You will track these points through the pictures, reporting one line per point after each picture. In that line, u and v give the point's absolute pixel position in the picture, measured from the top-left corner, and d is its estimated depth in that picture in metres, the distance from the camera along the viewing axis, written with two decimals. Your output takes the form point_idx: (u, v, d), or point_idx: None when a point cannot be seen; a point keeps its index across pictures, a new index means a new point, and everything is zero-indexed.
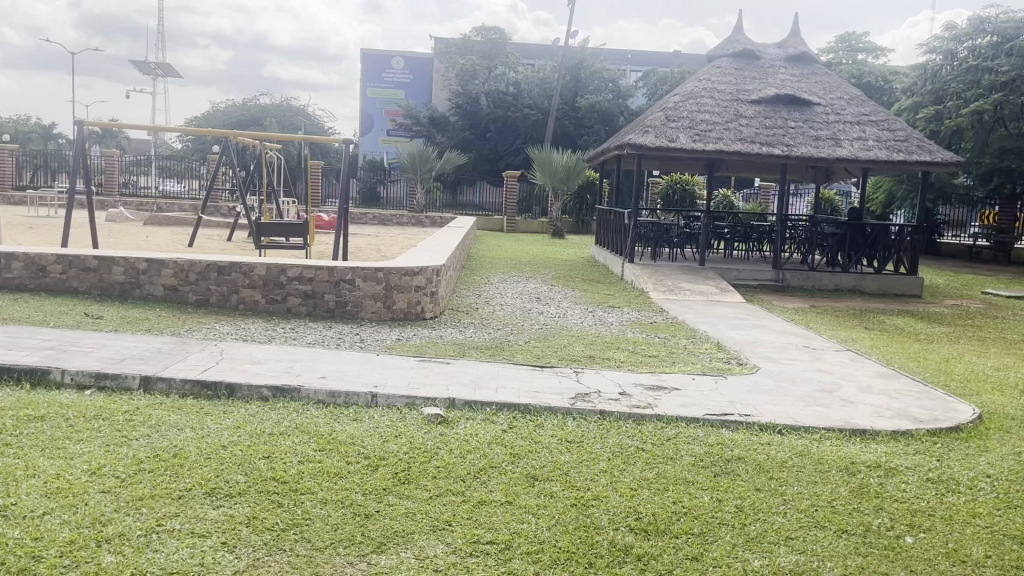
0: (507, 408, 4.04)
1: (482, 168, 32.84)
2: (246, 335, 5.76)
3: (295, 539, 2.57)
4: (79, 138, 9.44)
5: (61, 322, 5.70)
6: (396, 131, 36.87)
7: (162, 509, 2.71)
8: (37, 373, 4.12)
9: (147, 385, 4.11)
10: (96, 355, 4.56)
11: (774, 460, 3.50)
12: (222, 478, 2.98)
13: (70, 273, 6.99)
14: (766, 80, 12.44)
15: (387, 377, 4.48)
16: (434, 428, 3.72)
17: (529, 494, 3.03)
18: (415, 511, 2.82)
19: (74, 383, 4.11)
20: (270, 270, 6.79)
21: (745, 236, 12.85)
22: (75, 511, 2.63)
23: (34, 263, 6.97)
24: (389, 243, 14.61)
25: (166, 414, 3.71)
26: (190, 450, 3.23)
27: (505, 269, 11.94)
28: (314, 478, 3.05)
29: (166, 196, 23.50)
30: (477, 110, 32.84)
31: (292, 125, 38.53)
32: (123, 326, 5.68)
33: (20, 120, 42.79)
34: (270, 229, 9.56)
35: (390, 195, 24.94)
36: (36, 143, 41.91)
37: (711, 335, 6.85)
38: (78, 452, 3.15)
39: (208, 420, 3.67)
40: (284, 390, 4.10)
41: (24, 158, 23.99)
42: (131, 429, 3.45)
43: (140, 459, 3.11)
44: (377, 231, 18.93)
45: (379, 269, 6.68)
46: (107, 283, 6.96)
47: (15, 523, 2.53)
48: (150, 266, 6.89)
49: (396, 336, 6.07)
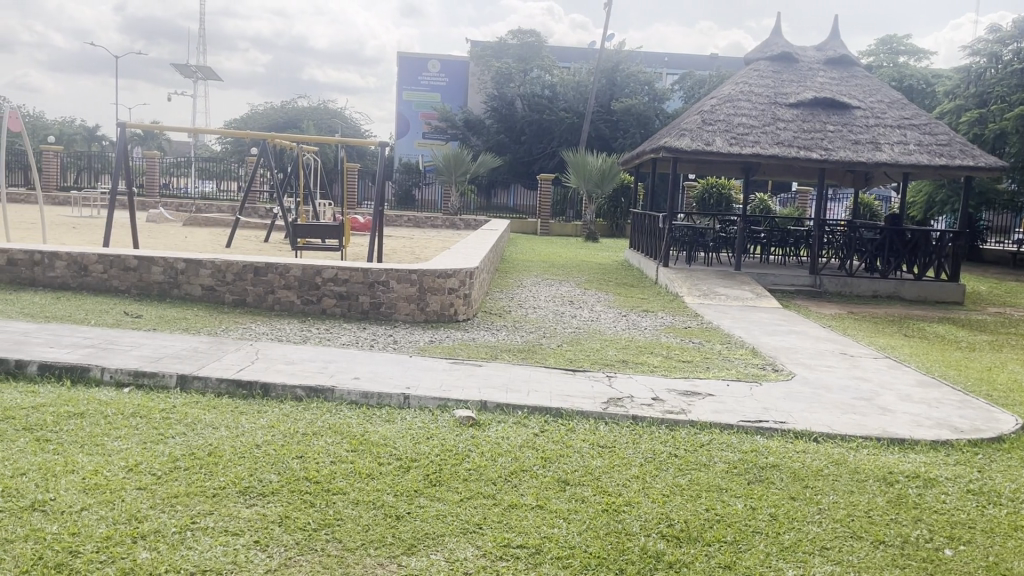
0: (538, 412, 4.04)
1: (516, 171, 32.88)
2: (281, 336, 5.82)
3: (326, 539, 2.59)
4: (121, 140, 9.62)
5: (101, 320, 5.80)
6: (431, 134, 37.07)
7: (195, 507, 2.74)
8: (77, 370, 4.20)
9: (183, 383, 4.17)
10: (135, 353, 4.64)
11: (809, 468, 3.45)
12: (255, 477, 3.00)
13: (110, 272, 7.12)
14: (804, 83, 12.29)
15: (420, 379, 4.50)
16: (466, 430, 3.72)
17: (560, 498, 3.02)
18: (446, 514, 2.82)
19: (113, 381, 4.18)
20: (305, 271, 6.84)
21: (782, 240, 12.72)
22: (112, 508, 2.68)
23: (76, 262, 7.11)
24: (423, 245, 14.66)
25: (202, 412, 3.76)
26: (225, 449, 3.27)
27: (539, 272, 11.93)
28: (346, 478, 3.06)
29: (205, 198, 23.86)
30: (512, 113, 32.90)
31: (329, 127, 38.92)
32: (161, 326, 5.77)
33: (67, 122, 43.86)
34: (306, 230, 9.65)
35: (425, 198, 25.07)
36: (80, 144, 42.83)
37: (746, 341, 6.77)
38: (116, 449, 3.21)
39: (242, 418, 3.72)
40: (318, 391, 4.13)
41: (68, 159, 24.52)
42: (167, 427, 3.50)
43: (176, 457, 3.15)
44: (412, 233, 19.01)
45: (412, 271, 6.72)
46: (146, 282, 7.08)
47: (53, 518, 2.58)
48: (189, 266, 7.00)
49: (428, 338, 6.08)
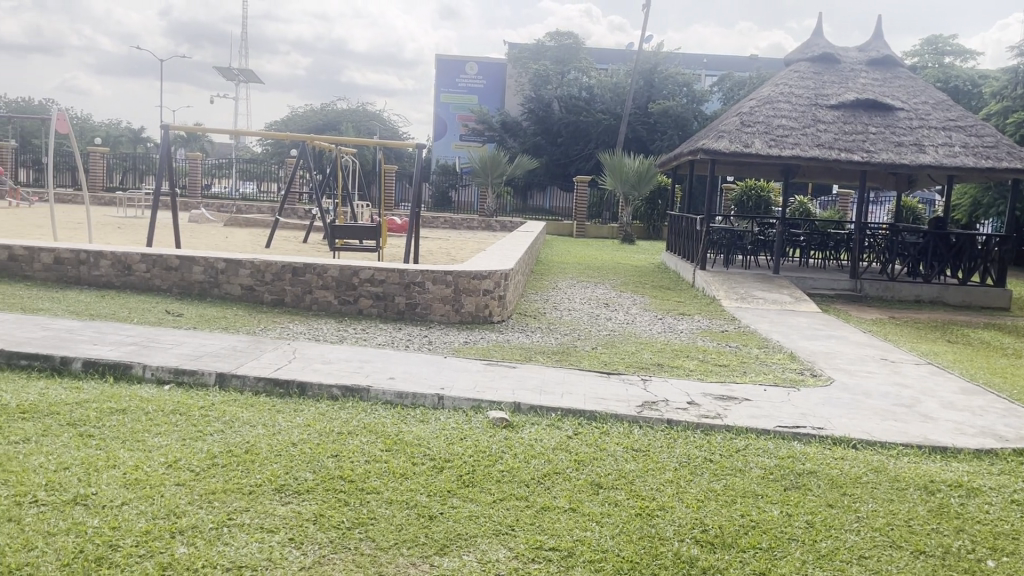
0: (572, 414, 4.03)
1: (553, 173, 32.87)
2: (318, 335, 5.88)
3: (359, 538, 2.61)
4: (165, 142, 9.82)
5: (143, 319, 5.91)
6: (469, 136, 37.21)
7: (232, 503, 2.78)
8: (120, 368, 4.28)
9: (222, 381, 4.23)
10: (176, 351, 4.72)
11: (847, 475, 3.40)
12: (291, 475, 3.04)
13: (153, 272, 7.25)
14: (846, 84, 12.10)
15: (454, 379, 4.52)
16: (499, 432, 3.72)
17: (593, 501, 3.01)
18: (479, 515, 2.82)
19: (154, 378, 4.26)
20: (342, 272, 6.90)
21: (822, 243, 12.52)
22: (152, 503, 2.73)
23: (121, 262, 7.26)
24: (459, 247, 14.71)
25: (240, 410, 3.82)
26: (261, 447, 3.31)
27: (575, 274, 11.90)
28: (380, 478, 3.08)
29: (245, 200, 24.21)
30: (548, 115, 32.89)
31: (368, 129, 39.29)
32: (201, 325, 5.86)
33: (113, 125, 44.84)
34: (344, 231, 9.75)
35: (462, 200, 25.18)
36: (126, 146, 43.75)
37: (784, 346, 6.69)
38: (157, 445, 3.26)
39: (279, 416, 3.76)
40: (354, 390, 4.16)
41: (114, 161, 25.06)
42: (206, 424, 3.56)
43: (214, 454, 3.20)
44: (449, 234, 19.10)
45: (448, 273, 6.75)
46: (187, 281, 7.20)
47: (94, 512, 2.63)
48: (229, 265, 7.10)
49: (463, 339, 6.10)
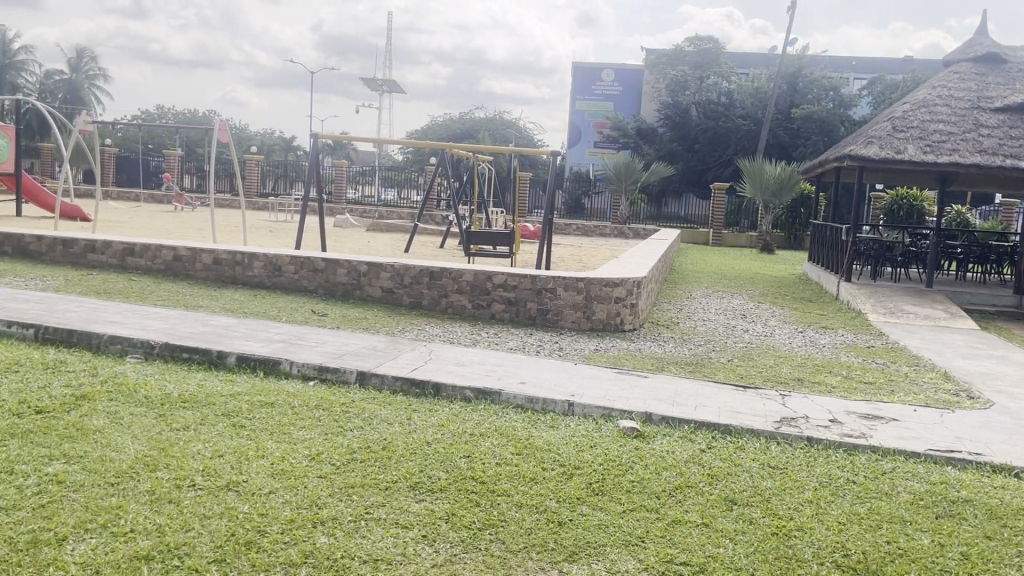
0: (705, 427, 3.94)
1: (689, 180, 32.29)
2: (452, 338, 6.02)
3: (490, 539, 2.65)
4: (314, 150, 10.33)
5: (291, 317, 6.24)
6: (604, 143, 37.11)
7: (369, 497, 2.88)
8: (270, 363, 4.53)
9: (362, 380, 4.40)
10: (320, 349, 4.95)
11: (1008, 506, 3.15)
12: (425, 474, 3.12)
13: (301, 273, 7.63)
14: (1013, 86, 11.25)
15: (585, 387, 4.51)
16: (630, 441, 3.69)
17: (727, 517, 2.93)
18: (608, 524, 2.80)
19: (300, 374, 4.48)
20: (476, 276, 7.03)
21: (982, 256, 11.68)
22: (296, 493, 2.87)
23: (272, 263, 7.67)
24: (592, 254, 14.68)
25: (378, 408, 3.95)
26: (398, 445, 3.42)
27: (709, 283, 11.63)
28: (510, 481, 3.12)
29: (386, 206, 25.12)
30: (686, 121, 32.32)
31: (504, 137, 39.91)
32: (344, 324, 6.12)
33: (267, 134, 47.62)
34: (480, 237, 9.93)
35: (595, 207, 25.14)
36: (278, 154, 46.31)
37: (937, 364, 6.28)
38: (301, 438, 3.44)
39: (414, 415, 3.88)
40: (487, 393, 4.23)
41: (267, 168, 26.60)
42: (347, 421, 3.71)
43: (354, 449, 3.33)
44: (582, 241, 19.10)
45: (580, 279, 6.75)
46: (332, 283, 7.53)
47: (244, 499, 2.80)
48: (370, 268, 7.38)
49: (594, 347, 6.09)
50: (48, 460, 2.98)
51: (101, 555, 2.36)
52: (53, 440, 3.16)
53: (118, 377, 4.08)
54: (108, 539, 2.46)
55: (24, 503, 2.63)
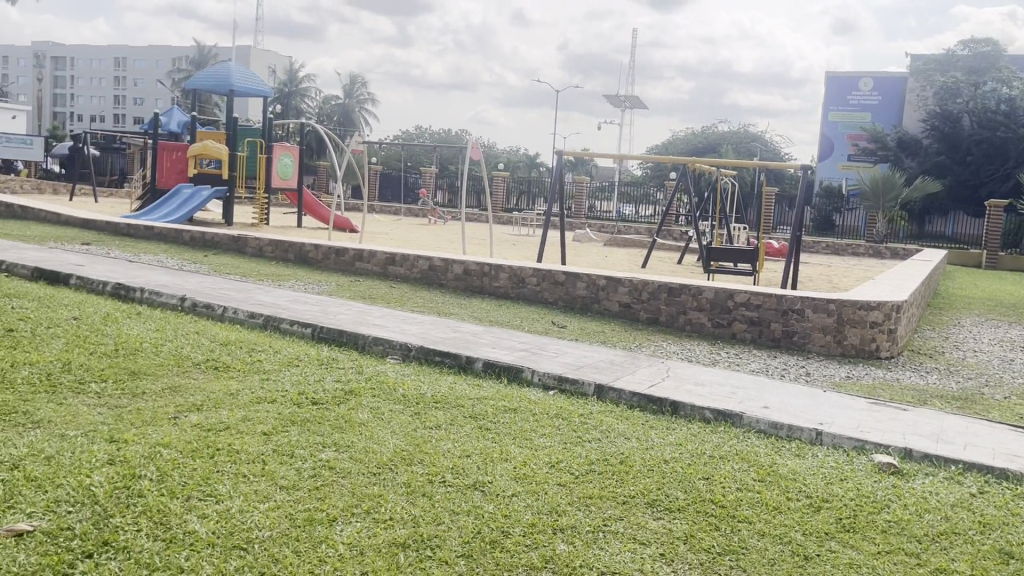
0: (975, 469, 3.56)
1: (959, 196, 29.34)
2: (691, 356, 5.92)
3: (730, 565, 2.58)
4: (558, 167, 10.64)
5: (532, 328, 6.47)
6: (859, 157, 34.76)
7: (608, 510, 2.92)
8: (513, 371, 4.72)
9: (601, 393, 4.45)
10: (560, 359, 5.08)
11: None
12: (663, 492, 3.10)
13: (542, 285, 7.85)
14: None
15: (835, 415, 4.24)
16: (887, 478, 3.42)
17: (1002, 572, 2.63)
18: (859, 564, 2.63)
19: (541, 383, 4.63)
20: (717, 294, 6.89)
21: None
22: (537, 498, 2.97)
23: (516, 275, 7.97)
24: (844, 274, 13.79)
25: (615, 422, 3.98)
26: (635, 460, 3.43)
27: (982, 310, 10.51)
28: (752, 507, 3.01)
29: (625, 221, 25.23)
30: (957, 131, 29.45)
31: (748, 151, 38.65)
32: (583, 337, 6.23)
33: (514, 153, 49.66)
34: (721, 254, 9.69)
35: (847, 224, 23.64)
36: (523, 171, 48.12)
37: None
38: (542, 445, 3.55)
39: (653, 432, 3.87)
40: (727, 414, 4.12)
41: (513, 184, 27.75)
42: (585, 432, 3.78)
43: (592, 460, 3.39)
44: (832, 261, 17.99)
45: (831, 300, 6.41)
46: (571, 296, 7.69)
47: (490, 499, 2.94)
48: (609, 283, 7.46)
49: (845, 373, 5.72)
50: (321, 447, 3.32)
51: (364, 538, 2.58)
52: (326, 428, 3.52)
53: (379, 375, 4.45)
54: (370, 524, 2.69)
55: (301, 483, 2.95)
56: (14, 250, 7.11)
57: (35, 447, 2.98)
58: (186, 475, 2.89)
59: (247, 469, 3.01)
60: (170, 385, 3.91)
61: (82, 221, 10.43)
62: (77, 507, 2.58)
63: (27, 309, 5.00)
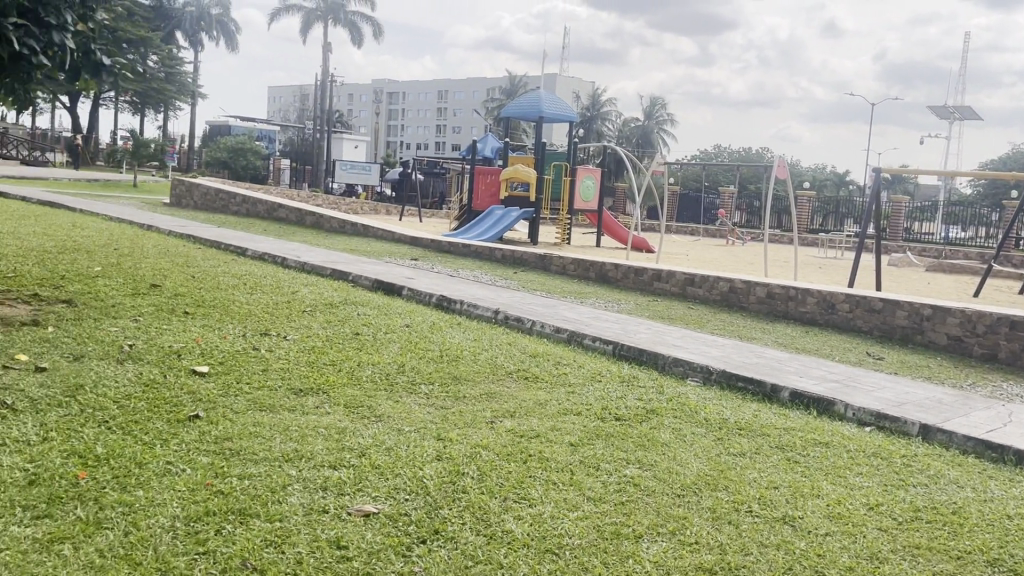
0: None
1: None
2: None
3: None
4: (874, 185, 9.92)
5: (844, 358, 6.06)
6: None
7: (937, 563, 2.65)
8: (824, 403, 4.46)
9: (927, 434, 4.05)
10: (878, 394, 4.71)
11: None
12: (1007, 552, 2.75)
13: (856, 311, 7.33)
14: None
15: None
16: None
17: None
18: None
19: (856, 418, 4.32)
20: None
21: None
22: (855, 540, 2.78)
23: (825, 300, 7.51)
24: None
25: (945, 467, 3.60)
26: (971, 512, 3.07)
27: None
28: None
29: (950, 244, 22.75)
30: None
31: None
32: (903, 371, 5.72)
33: (820, 171, 46.96)
34: None
35: None
36: (830, 190, 45.31)
37: None
38: (859, 484, 3.31)
39: (991, 483, 3.44)
40: None
41: (819, 204, 26.29)
42: (909, 475, 3.46)
43: (917, 507, 3.10)
44: None
45: None
46: (890, 325, 7.10)
47: (802, 535, 2.81)
48: (936, 312, 6.79)
49: None
50: (626, 462, 3.38)
51: (670, 558, 2.59)
52: (630, 445, 3.58)
53: (681, 397, 4.44)
54: (676, 545, 2.69)
55: (608, 496, 3.02)
56: (357, 263, 8.10)
57: (378, 438, 3.37)
58: (502, 477, 3.09)
59: (557, 477, 3.15)
60: (487, 392, 4.21)
61: (409, 238, 11.61)
62: (412, 496, 2.87)
63: (368, 316, 5.68)
